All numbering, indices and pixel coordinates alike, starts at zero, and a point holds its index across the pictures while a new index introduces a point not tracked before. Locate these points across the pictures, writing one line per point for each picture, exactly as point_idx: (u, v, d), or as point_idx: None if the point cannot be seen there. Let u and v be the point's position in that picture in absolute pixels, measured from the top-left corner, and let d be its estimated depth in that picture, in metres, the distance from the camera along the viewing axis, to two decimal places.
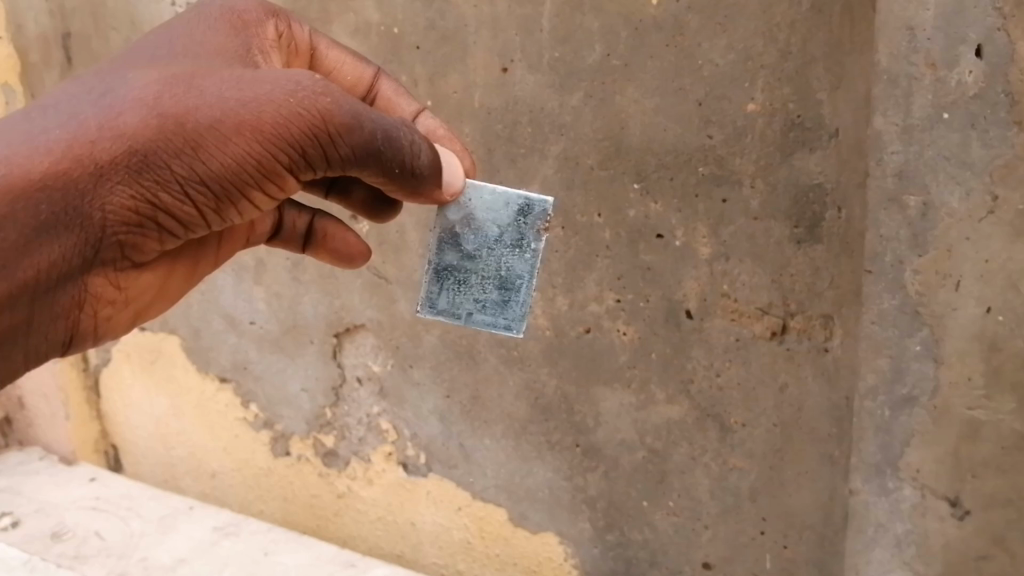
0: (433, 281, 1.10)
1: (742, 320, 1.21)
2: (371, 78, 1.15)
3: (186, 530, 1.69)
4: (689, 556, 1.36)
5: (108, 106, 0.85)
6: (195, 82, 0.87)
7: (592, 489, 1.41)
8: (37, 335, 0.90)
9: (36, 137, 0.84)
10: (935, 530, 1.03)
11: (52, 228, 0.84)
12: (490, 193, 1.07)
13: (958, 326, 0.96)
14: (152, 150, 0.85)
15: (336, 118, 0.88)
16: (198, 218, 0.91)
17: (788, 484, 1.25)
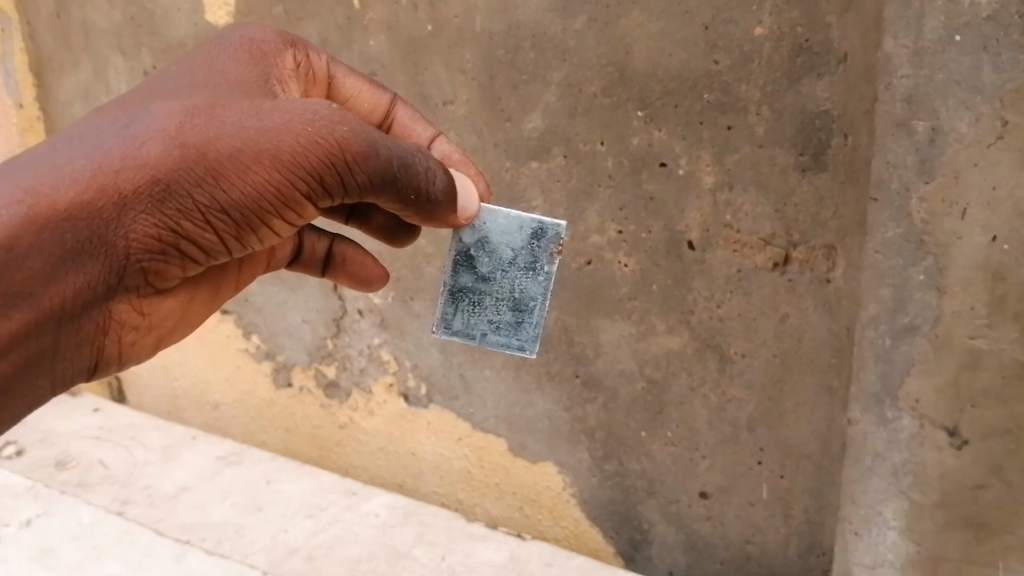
0: (448, 302, 1.11)
1: (744, 251, 1.20)
2: (387, 104, 1.15)
3: (189, 459, 1.70)
4: (687, 486, 1.37)
5: (131, 137, 0.85)
6: (215, 113, 0.88)
7: (591, 420, 1.42)
8: (64, 360, 0.92)
9: (61, 168, 0.84)
10: (933, 460, 1.03)
11: (77, 257, 0.84)
12: (504, 218, 1.08)
13: (962, 256, 0.95)
14: (174, 180, 0.85)
15: (353, 146, 0.88)
16: (219, 244, 0.92)
17: (786, 415, 1.25)
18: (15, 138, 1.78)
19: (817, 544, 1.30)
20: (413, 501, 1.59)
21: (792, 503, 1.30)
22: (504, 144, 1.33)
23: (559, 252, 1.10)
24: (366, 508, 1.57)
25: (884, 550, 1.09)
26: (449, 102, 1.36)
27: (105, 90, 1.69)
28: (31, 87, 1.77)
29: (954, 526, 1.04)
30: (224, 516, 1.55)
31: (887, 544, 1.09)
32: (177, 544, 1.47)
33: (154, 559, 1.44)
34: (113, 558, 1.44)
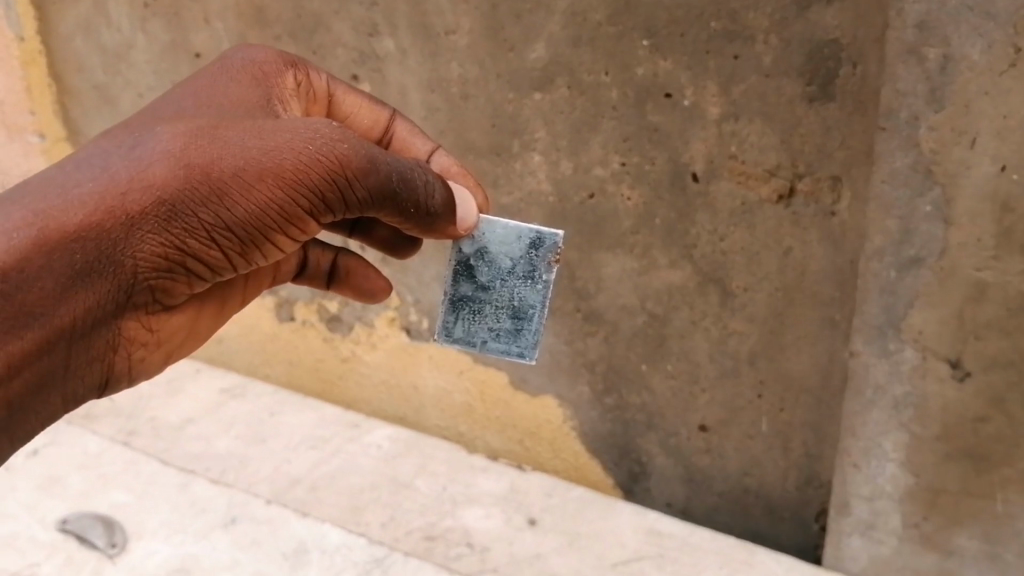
0: (448, 310, 1.09)
1: (749, 183, 1.19)
2: (387, 118, 1.14)
3: (192, 393, 1.70)
4: (686, 419, 1.38)
5: (137, 158, 0.86)
6: (219, 133, 0.89)
7: (592, 353, 1.42)
8: (74, 378, 0.93)
9: (70, 191, 0.85)
10: (934, 393, 1.07)
11: (85, 277, 0.86)
12: (502, 227, 1.07)
13: (971, 186, 0.96)
14: (180, 200, 0.86)
15: (354, 162, 0.89)
16: (224, 262, 0.93)
17: (787, 348, 1.25)
18: (17, 71, 1.70)
19: (815, 476, 1.32)
20: (413, 433, 1.60)
21: (791, 436, 1.31)
22: (506, 76, 1.30)
23: (558, 259, 1.09)
24: (368, 439, 1.58)
25: (883, 483, 1.15)
26: (450, 32, 1.31)
27: (106, 22, 1.61)
28: (33, 21, 1.67)
29: (952, 459, 1.09)
30: (229, 447, 1.57)
31: (886, 476, 1.14)
32: (182, 472, 1.48)
33: (159, 487, 1.46)
34: (119, 488, 1.46)
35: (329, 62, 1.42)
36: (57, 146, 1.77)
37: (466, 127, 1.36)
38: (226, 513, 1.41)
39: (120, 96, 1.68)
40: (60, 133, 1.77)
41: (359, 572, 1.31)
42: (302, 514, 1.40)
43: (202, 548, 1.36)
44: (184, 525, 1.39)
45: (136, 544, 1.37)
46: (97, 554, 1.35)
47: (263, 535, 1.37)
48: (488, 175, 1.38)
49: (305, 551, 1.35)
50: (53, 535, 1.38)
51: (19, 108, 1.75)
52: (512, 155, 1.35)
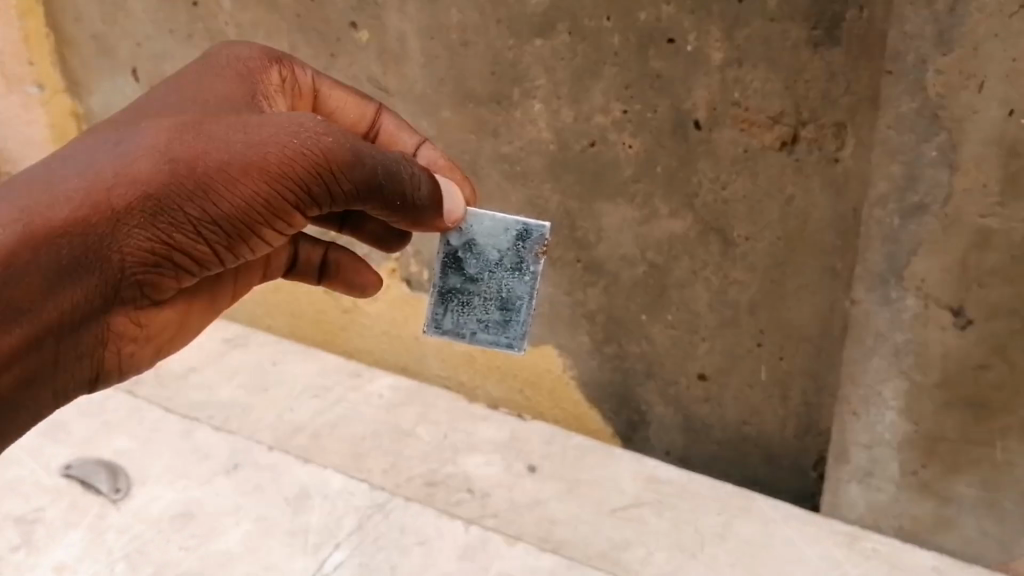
0: (437, 302, 1.11)
1: (752, 130, 1.16)
2: (373, 113, 1.14)
3: (197, 341, 1.70)
4: (685, 368, 1.39)
5: (123, 155, 0.88)
6: (203, 128, 0.90)
7: (592, 304, 1.42)
8: (66, 373, 0.95)
9: (57, 186, 0.87)
10: (936, 339, 1.08)
11: (73, 272, 0.87)
12: (489, 220, 1.08)
13: (978, 131, 0.95)
14: (165, 195, 0.88)
15: (338, 155, 0.90)
16: (211, 256, 0.94)
17: (788, 297, 1.25)
18: (15, 21, 1.66)
19: (814, 424, 1.32)
20: (412, 382, 1.60)
21: (790, 384, 1.31)
22: (506, 21, 1.25)
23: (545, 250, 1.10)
24: (371, 388, 1.59)
25: (882, 431, 1.18)
26: None
27: None
28: None
29: (953, 406, 1.11)
30: (232, 395, 1.57)
31: (885, 424, 1.17)
32: (184, 420, 1.49)
33: (163, 434, 1.47)
34: (123, 434, 1.47)
35: (328, 7, 1.39)
36: (56, 98, 1.76)
37: (465, 74, 1.33)
38: (230, 459, 1.42)
39: (116, 45, 1.63)
40: (59, 84, 1.74)
41: (360, 516, 1.32)
42: (304, 461, 1.41)
43: (207, 493, 1.37)
44: (187, 470, 1.40)
45: (141, 489, 1.37)
46: (101, 500, 1.36)
47: (266, 480, 1.38)
48: (489, 124, 1.36)
49: (307, 496, 1.36)
50: (59, 481, 1.39)
51: (17, 58, 1.70)
52: (512, 102, 1.32)
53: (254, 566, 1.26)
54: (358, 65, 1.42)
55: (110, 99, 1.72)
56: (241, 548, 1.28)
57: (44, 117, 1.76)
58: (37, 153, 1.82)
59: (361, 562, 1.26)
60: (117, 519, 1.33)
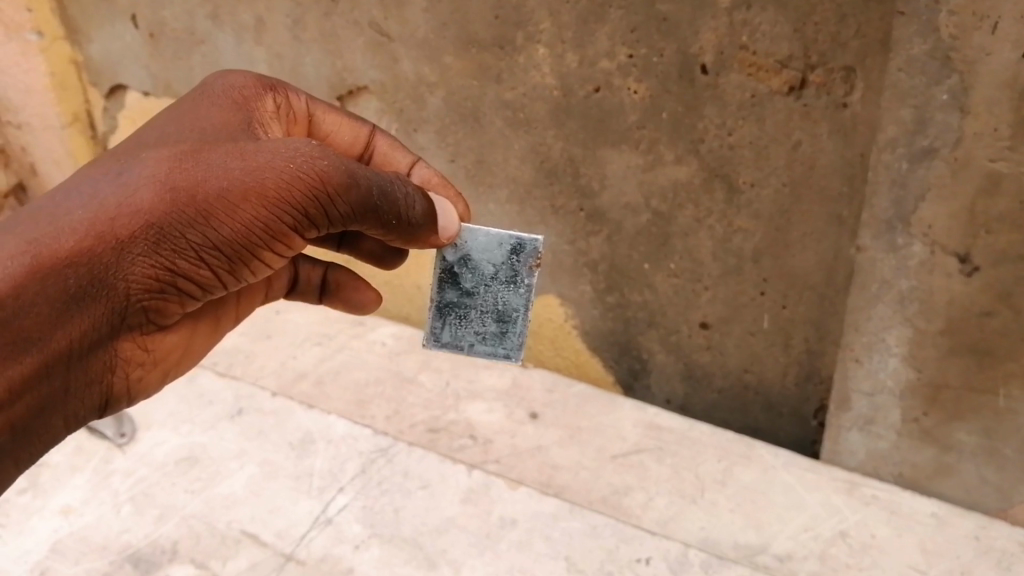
0: (435, 317, 1.08)
1: (759, 75, 1.13)
2: (366, 135, 1.14)
3: None
4: (687, 316, 1.38)
5: (124, 185, 0.86)
6: (202, 156, 0.88)
7: (595, 253, 1.41)
8: (74, 402, 0.93)
9: (59, 219, 0.85)
10: (942, 287, 1.08)
11: (78, 303, 0.86)
12: (484, 235, 1.05)
13: (990, 74, 0.93)
14: (167, 223, 0.86)
15: (334, 179, 0.88)
16: (214, 280, 0.93)
17: (792, 246, 1.23)
18: None
19: (815, 373, 1.33)
20: (415, 331, 1.61)
21: (793, 333, 1.31)
22: None
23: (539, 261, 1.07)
24: (373, 335, 1.59)
25: (884, 378, 1.19)
26: None
27: None
28: None
29: (957, 353, 1.12)
30: (235, 342, 1.58)
31: (887, 371, 1.18)
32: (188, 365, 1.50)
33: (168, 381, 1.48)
34: None
35: None
36: (54, 45, 1.70)
37: (468, 18, 1.29)
38: (234, 405, 1.43)
39: None
40: (58, 32, 1.70)
41: (363, 461, 1.33)
42: (307, 406, 1.43)
43: (210, 437, 1.38)
44: (192, 416, 1.42)
45: (144, 434, 1.39)
46: (107, 444, 1.37)
47: (269, 425, 1.39)
48: (491, 70, 1.33)
49: (311, 441, 1.37)
50: None
51: (15, 5, 1.65)
52: (516, 47, 1.28)
53: (257, 508, 1.27)
54: (359, 11, 1.38)
55: (110, 47, 1.68)
56: (245, 491, 1.29)
57: (44, 65, 1.71)
58: (40, 101, 1.76)
59: (365, 504, 1.27)
60: (122, 463, 1.34)
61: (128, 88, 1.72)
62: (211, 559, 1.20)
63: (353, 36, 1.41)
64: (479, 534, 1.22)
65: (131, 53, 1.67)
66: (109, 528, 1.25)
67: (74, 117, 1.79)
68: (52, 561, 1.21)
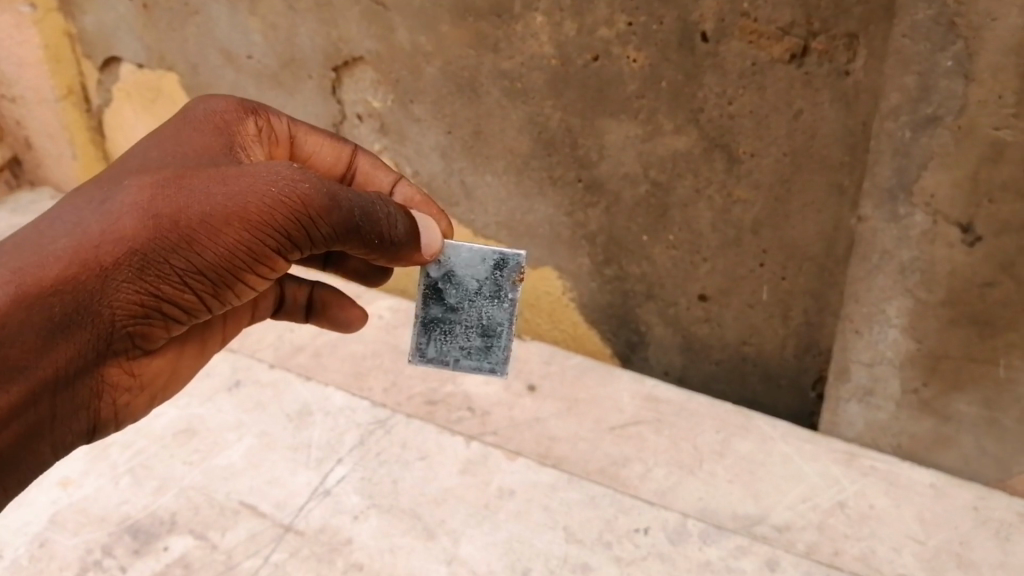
0: (420, 332, 1.09)
1: (760, 42, 1.11)
2: (349, 154, 1.15)
3: None
4: (686, 288, 1.38)
5: (107, 213, 0.88)
6: (184, 181, 0.90)
7: (593, 225, 1.40)
8: (63, 426, 0.95)
9: (45, 247, 0.87)
10: (943, 257, 1.07)
11: (64, 329, 0.88)
12: (467, 251, 1.07)
13: (996, 39, 0.92)
14: (150, 249, 0.88)
15: (314, 201, 0.89)
16: (198, 304, 0.94)
17: (792, 216, 1.22)
18: None
19: (814, 344, 1.32)
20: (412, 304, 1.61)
21: (792, 305, 1.30)
22: None
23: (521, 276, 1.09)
24: (370, 309, 1.59)
25: (884, 348, 1.19)
26: None
27: None
28: None
29: (957, 324, 1.11)
30: None
31: (887, 342, 1.18)
32: None
33: None
34: None
35: None
36: (48, 17, 1.67)
37: None
38: (231, 377, 1.43)
39: None
40: (51, 3, 1.67)
41: (361, 432, 1.33)
42: (304, 378, 1.42)
43: (208, 410, 1.38)
44: (188, 388, 1.41)
45: None
46: None
47: (267, 397, 1.39)
48: (488, 39, 1.31)
49: (309, 412, 1.36)
50: None
51: None
52: (513, 16, 1.26)
53: (256, 479, 1.26)
54: None
55: (102, 19, 1.66)
56: (243, 462, 1.29)
57: (38, 38, 1.68)
58: (34, 74, 1.74)
59: (363, 476, 1.26)
60: (121, 435, 1.34)
61: (121, 61, 1.70)
62: (210, 530, 1.20)
63: (349, 6, 1.39)
64: (477, 504, 1.22)
65: (123, 24, 1.64)
66: (108, 501, 1.24)
67: (68, 89, 1.77)
68: (50, 532, 1.21)
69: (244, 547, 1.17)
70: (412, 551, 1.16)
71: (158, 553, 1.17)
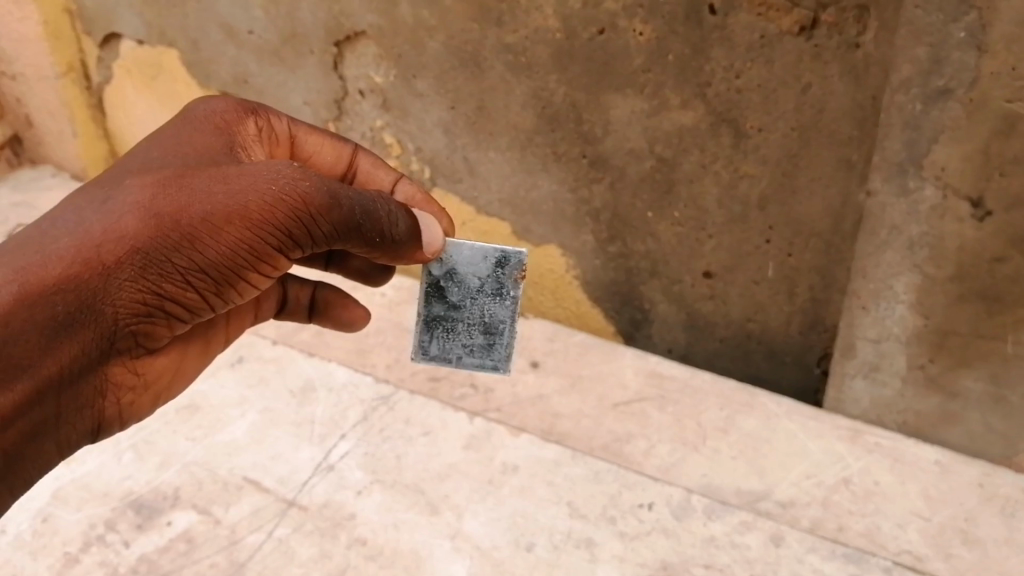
0: (423, 330, 1.11)
1: (769, 14, 1.09)
2: (350, 153, 1.15)
3: None
4: (690, 266, 1.37)
5: (109, 212, 0.90)
6: (185, 181, 0.92)
7: (597, 202, 1.38)
8: (68, 426, 0.96)
9: (48, 247, 0.88)
10: (953, 231, 1.06)
11: (68, 328, 0.89)
12: (469, 249, 1.08)
13: (1010, 10, 0.91)
14: (152, 247, 0.90)
15: (315, 200, 0.91)
16: (201, 302, 0.96)
17: (799, 191, 1.21)
18: None
19: (819, 321, 1.32)
20: (415, 281, 1.60)
21: (798, 282, 1.30)
22: None
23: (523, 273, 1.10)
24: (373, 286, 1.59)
25: (891, 325, 1.18)
26: None
27: None
28: None
29: (965, 300, 1.11)
30: None
31: (894, 319, 1.18)
32: None
33: None
34: None
35: None
36: None
37: None
38: (234, 354, 1.42)
39: None
40: None
41: (365, 408, 1.32)
42: (307, 354, 1.42)
43: (210, 385, 1.37)
44: None
45: None
46: None
47: (270, 373, 1.39)
48: (492, 12, 1.28)
49: (312, 388, 1.36)
50: None
51: None
52: None
53: (260, 455, 1.26)
54: None
55: None
56: (246, 438, 1.29)
57: (37, 14, 1.66)
58: (33, 51, 1.72)
59: (367, 451, 1.26)
60: None
61: (121, 37, 1.68)
62: (213, 505, 1.20)
63: None
64: (481, 480, 1.22)
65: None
66: (111, 476, 1.24)
67: (69, 67, 1.75)
68: (53, 507, 1.21)
69: (247, 522, 1.18)
70: (416, 526, 1.16)
71: (161, 528, 1.17)
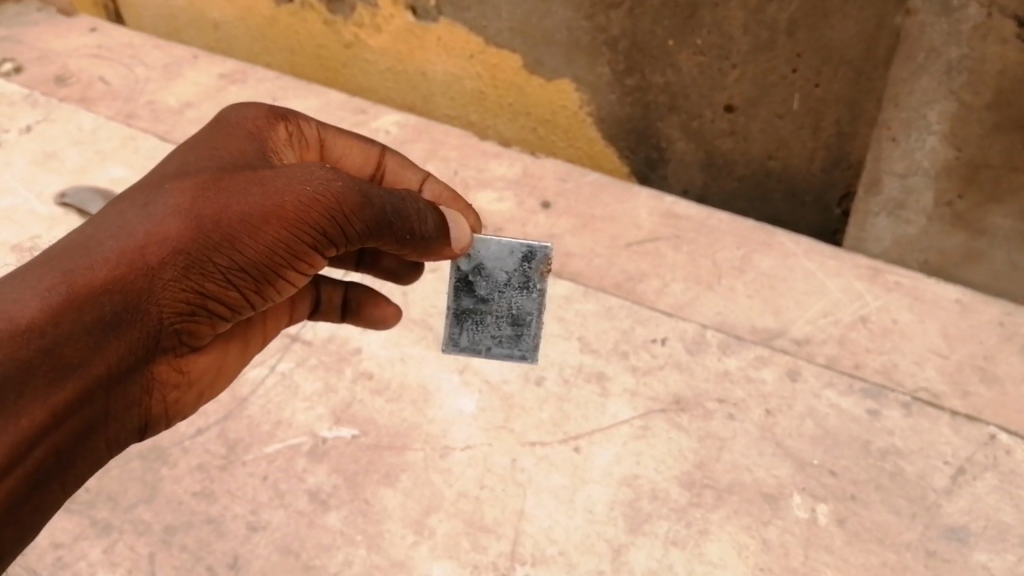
0: (451, 323, 1.01)
1: None
2: (378, 155, 1.03)
3: (192, 77, 1.64)
4: (711, 99, 1.30)
5: (149, 214, 0.80)
6: (223, 181, 0.82)
7: (615, 30, 1.30)
8: (114, 426, 0.85)
9: (91, 249, 0.78)
10: (994, 54, 1.01)
11: (115, 329, 0.78)
12: (495, 244, 0.98)
13: None
14: (194, 249, 0.79)
15: (349, 199, 0.82)
16: (243, 301, 0.86)
17: (832, 15, 1.12)
18: None
19: (844, 157, 1.26)
20: (422, 119, 1.54)
21: (825, 114, 1.23)
22: None
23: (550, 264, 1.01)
24: (375, 125, 1.53)
25: (920, 158, 1.15)
26: None
27: None
28: None
29: (1002, 130, 1.07)
30: None
31: (924, 151, 1.14)
32: None
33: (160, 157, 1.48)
34: (117, 161, 1.48)
35: None
36: None
37: None
38: None
39: None
40: None
41: None
42: None
43: None
44: None
45: None
46: None
47: None
48: None
49: None
50: (53, 209, 1.41)
51: None
52: None
53: None
54: None
55: None
56: None
57: None
58: None
59: None
60: None
61: None
62: None
63: None
64: None
65: None
66: None
67: None
68: None
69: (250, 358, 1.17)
70: (424, 360, 1.16)
71: None
